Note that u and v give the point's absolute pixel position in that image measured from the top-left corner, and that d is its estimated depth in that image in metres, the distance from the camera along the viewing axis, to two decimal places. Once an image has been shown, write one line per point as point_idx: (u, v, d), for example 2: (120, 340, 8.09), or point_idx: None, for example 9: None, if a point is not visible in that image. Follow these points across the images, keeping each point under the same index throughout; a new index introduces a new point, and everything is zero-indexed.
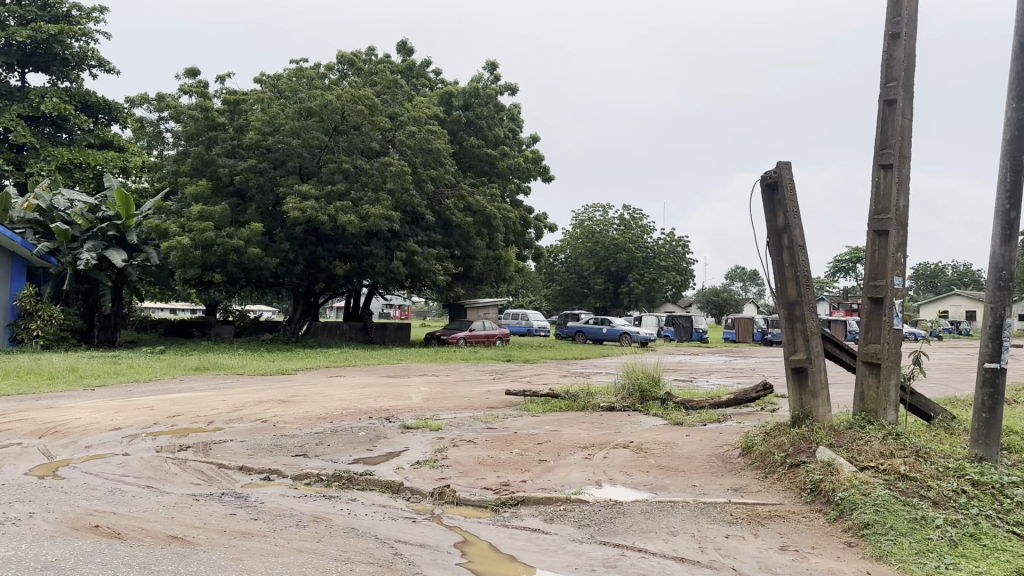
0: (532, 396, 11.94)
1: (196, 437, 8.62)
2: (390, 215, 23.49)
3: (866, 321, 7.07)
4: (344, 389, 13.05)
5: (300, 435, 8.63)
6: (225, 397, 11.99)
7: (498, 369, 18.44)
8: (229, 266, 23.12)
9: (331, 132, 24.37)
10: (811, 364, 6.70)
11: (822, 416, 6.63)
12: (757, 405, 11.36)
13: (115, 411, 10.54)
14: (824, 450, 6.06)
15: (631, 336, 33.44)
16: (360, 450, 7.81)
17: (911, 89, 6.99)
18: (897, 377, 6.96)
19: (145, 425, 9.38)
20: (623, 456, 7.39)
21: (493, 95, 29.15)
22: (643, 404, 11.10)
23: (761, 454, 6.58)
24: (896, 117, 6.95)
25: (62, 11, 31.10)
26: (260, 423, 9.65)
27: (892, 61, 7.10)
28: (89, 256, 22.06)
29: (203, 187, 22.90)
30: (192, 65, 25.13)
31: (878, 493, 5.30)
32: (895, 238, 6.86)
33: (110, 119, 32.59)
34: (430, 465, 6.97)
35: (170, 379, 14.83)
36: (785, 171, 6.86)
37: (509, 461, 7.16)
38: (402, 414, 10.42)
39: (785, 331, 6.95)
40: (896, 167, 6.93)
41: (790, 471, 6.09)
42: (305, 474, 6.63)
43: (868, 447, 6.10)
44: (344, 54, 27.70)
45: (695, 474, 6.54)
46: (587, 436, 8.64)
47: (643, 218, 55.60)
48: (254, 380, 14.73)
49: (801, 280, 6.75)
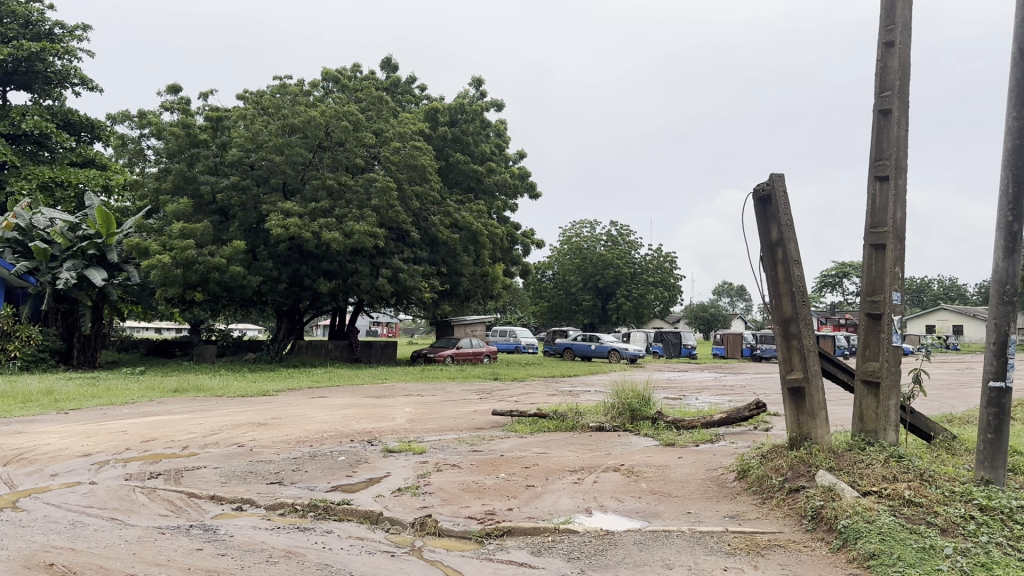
0: (519, 416, 11.62)
1: (169, 464, 8.25)
2: (375, 232, 23.22)
3: (863, 338, 6.82)
4: (327, 411, 12.70)
5: (278, 461, 8.28)
6: (202, 420, 11.60)
7: (485, 388, 18.12)
8: (211, 285, 22.69)
9: (316, 148, 24.18)
10: (808, 385, 6.42)
11: (820, 437, 6.35)
12: (750, 424, 11.09)
13: (87, 436, 10.14)
14: (823, 474, 5.79)
15: (620, 353, 33.15)
16: (339, 476, 7.48)
17: (906, 99, 6.79)
18: (896, 397, 6.71)
19: (115, 452, 8.99)
20: (614, 480, 7.09)
21: (480, 111, 29.09)
22: (634, 423, 10.81)
23: (759, 478, 6.31)
24: (892, 127, 6.74)
25: (44, 29, 30.77)
26: (236, 447, 9.28)
27: (886, 70, 6.90)
28: (69, 275, 21.60)
29: (184, 205, 22.49)
30: (174, 82, 24.81)
31: (883, 521, 5.02)
32: (892, 252, 6.63)
33: (92, 137, 32.23)
34: (412, 492, 6.65)
35: (148, 401, 14.42)
36: (778, 184, 6.60)
37: (495, 487, 6.85)
38: (385, 437, 10.08)
39: (780, 350, 6.67)
40: (892, 178, 6.70)
41: (789, 496, 5.81)
42: (279, 503, 6.29)
43: (870, 471, 5.83)
44: (329, 70, 27.53)
45: (690, 499, 6.24)
46: (576, 459, 8.34)
47: (630, 235, 55.62)
48: (234, 401, 14.33)
49: (796, 295, 6.48)
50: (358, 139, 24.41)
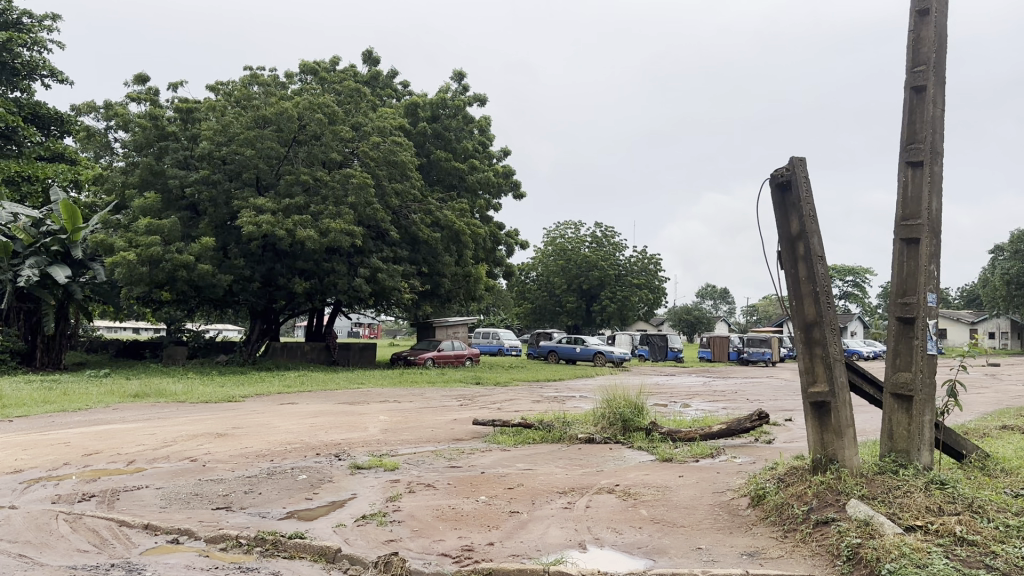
0: (502, 426, 10.74)
1: (107, 483, 7.29)
2: (352, 230, 22.33)
3: (893, 347, 6.00)
4: (293, 420, 11.73)
5: (230, 480, 7.36)
6: (155, 430, 10.62)
7: (466, 393, 17.22)
8: (180, 283, 21.65)
9: (290, 142, 23.31)
10: (834, 399, 5.54)
11: (848, 460, 5.50)
12: (751, 436, 10.26)
13: (23, 448, 9.13)
14: (857, 505, 4.97)
15: (605, 356, 32.34)
16: (297, 500, 6.57)
17: (942, 75, 6.03)
18: (931, 413, 5.92)
19: (50, 467, 8.02)
20: (610, 505, 6.24)
21: (462, 106, 28.29)
22: (626, 435, 9.96)
23: (778, 506, 5.49)
24: (927, 106, 5.98)
25: (12, 18, 29.62)
26: (187, 463, 8.34)
27: (919, 42, 6.12)
28: (31, 272, 20.45)
29: (152, 200, 21.43)
30: (142, 72, 23.72)
31: (937, 565, 4.17)
32: (927, 247, 5.85)
33: (62, 131, 31.11)
34: (379, 521, 5.77)
35: (103, 407, 13.41)
36: (799, 169, 5.74)
37: (474, 514, 5.97)
38: (354, 451, 9.16)
39: (801, 359, 5.80)
40: (927, 164, 5.94)
41: (817, 529, 4.99)
42: (222, 535, 5.38)
43: (911, 501, 5.01)
44: (306, 63, 26.51)
45: (700, 531, 5.39)
46: (565, 478, 7.48)
47: (615, 236, 54.98)
48: (195, 409, 13.30)
49: (821, 296, 5.64)
50: (335, 133, 23.41)
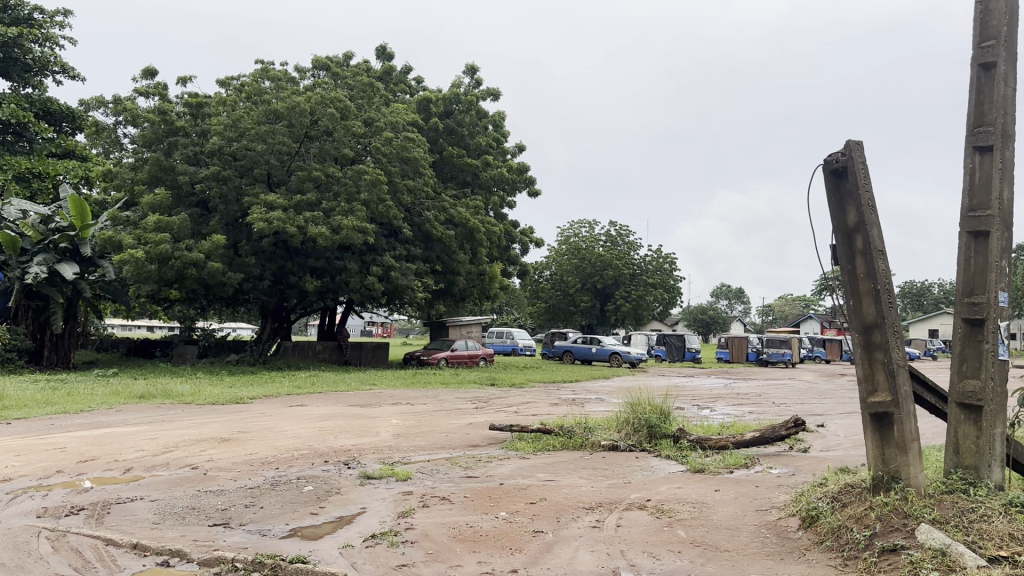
0: (521, 431, 10.22)
1: (99, 494, 6.80)
2: (365, 227, 21.84)
3: (959, 352, 5.39)
4: (301, 424, 11.22)
5: (230, 492, 6.85)
6: (158, 434, 10.13)
7: (480, 395, 16.65)
8: (188, 282, 21.21)
9: (302, 138, 22.92)
10: (898, 410, 4.96)
11: (914, 477, 4.92)
12: (785, 444, 9.66)
13: (17, 453, 8.67)
14: (929, 531, 4.39)
15: (621, 356, 31.73)
16: (302, 515, 6.05)
17: (1014, 51, 5.42)
18: (1002, 425, 5.31)
19: (42, 475, 7.56)
20: (643, 524, 5.67)
21: (475, 101, 27.80)
22: (652, 442, 9.40)
23: (835, 530, 4.93)
24: (998, 85, 5.38)
25: (22, 13, 29.26)
26: (187, 471, 7.86)
27: (989, 15, 5.51)
28: (39, 269, 20.03)
29: (161, 195, 21.00)
30: (150, 66, 23.31)
31: None
32: (998, 243, 5.26)
33: (74, 128, 30.79)
34: (390, 541, 5.25)
35: (106, 410, 12.94)
36: (857, 153, 5.17)
37: (494, 535, 5.41)
38: (365, 458, 8.65)
39: (859, 365, 5.21)
40: (998, 149, 5.33)
41: (883, 557, 4.42)
42: (216, 558, 4.85)
43: (992, 527, 4.42)
44: (319, 57, 26.04)
45: (747, 557, 4.83)
46: (591, 491, 6.92)
47: (629, 234, 54.42)
48: (201, 411, 12.80)
49: (882, 296, 5.05)
50: (346, 127, 23.02)
